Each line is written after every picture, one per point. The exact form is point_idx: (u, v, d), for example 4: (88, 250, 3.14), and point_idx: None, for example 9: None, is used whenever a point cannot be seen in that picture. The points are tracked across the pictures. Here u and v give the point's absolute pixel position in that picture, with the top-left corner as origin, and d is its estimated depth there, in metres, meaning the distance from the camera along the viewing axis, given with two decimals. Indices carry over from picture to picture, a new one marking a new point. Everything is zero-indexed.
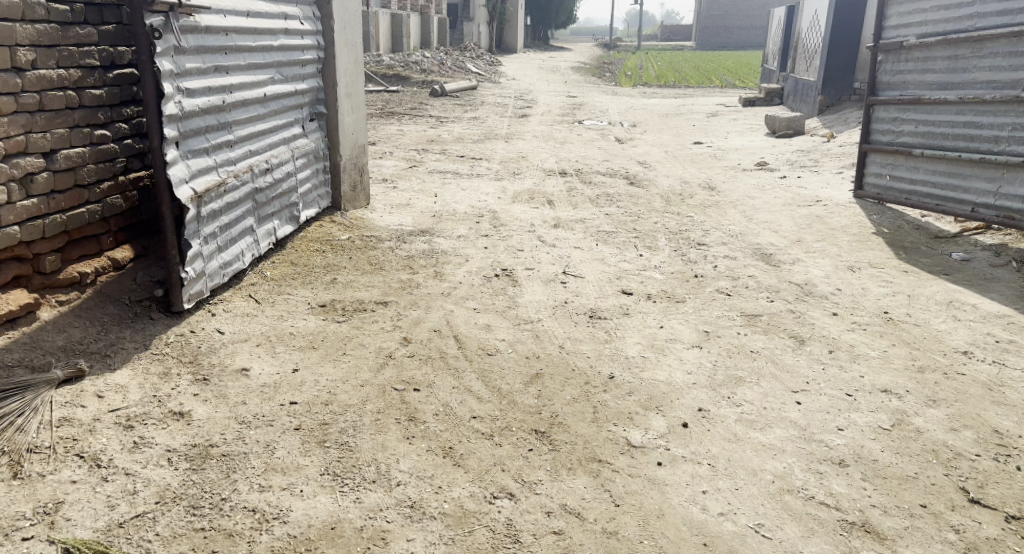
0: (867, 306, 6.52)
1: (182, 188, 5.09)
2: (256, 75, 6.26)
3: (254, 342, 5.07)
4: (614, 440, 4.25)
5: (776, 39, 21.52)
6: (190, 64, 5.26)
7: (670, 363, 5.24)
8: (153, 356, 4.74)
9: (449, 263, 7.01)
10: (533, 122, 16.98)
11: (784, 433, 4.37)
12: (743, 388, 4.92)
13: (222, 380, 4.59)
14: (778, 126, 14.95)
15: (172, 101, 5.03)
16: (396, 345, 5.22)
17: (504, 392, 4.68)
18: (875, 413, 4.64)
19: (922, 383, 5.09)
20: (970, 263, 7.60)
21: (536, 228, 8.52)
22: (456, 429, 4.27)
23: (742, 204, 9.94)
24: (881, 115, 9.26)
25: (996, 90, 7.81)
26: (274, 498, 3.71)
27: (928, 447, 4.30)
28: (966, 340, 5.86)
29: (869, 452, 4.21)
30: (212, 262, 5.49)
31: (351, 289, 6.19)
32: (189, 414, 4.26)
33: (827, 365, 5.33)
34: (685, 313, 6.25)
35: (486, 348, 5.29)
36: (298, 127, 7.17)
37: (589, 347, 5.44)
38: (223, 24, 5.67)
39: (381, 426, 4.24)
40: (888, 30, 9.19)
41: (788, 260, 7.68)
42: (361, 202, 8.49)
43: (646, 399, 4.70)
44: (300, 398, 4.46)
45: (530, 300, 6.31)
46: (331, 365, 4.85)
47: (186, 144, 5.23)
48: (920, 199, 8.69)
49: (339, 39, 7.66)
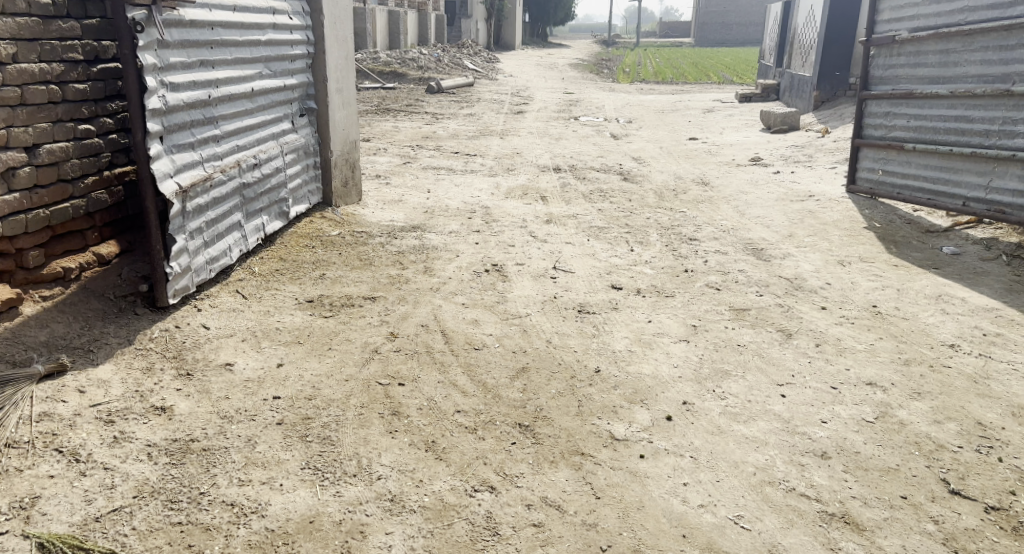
0: (855, 300, 6.53)
1: (167, 183, 5.10)
2: (243, 70, 6.27)
3: (240, 337, 5.08)
4: (597, 433, 4.26)
5: (772, 35, 21.53)
6: (174, 58, 5.27)
7: (656, 357, 5.26)
8: (137, 352, 4.75)
9: (439, 259, 7.03)
10: (528, 118, 17.00)
11: (767, 426, 4.38)
12: (729, 381, 4.93)
13: (206, 375, 4.60)
14: (773, 121, 14.97)
15: (155, 95, 5.04)
16: (383, 340, 5.23)
17: (488, 386, 4.69)
18: (859, 405, 4.66)
19: (907, 376, 5.10)
20: (959, 256, 7.61)
21: (528, 223, 8.53)
22: (439, 423, 4.28)
23: (734, 199, 9.94)
24: (873, 109, 9.26)
25: (986, 84, 7.82)
26: (253, 492, 3.72)
27: (911, 439, 4.31)
28: (953, 333, 5.88)
29: (852, 444, 4.22)
30: (197, 258, 5.51)
31: (339, 284, 6.20)
32: (171, 408, 4.27)
33: (813, 358, 5.34)
34: (674, 307, 6.26)
35: (473, 343, 5.30)
36: (288, 122, 7.18)
37: (577, 342, 5.45)
38: (209, 18, 5.68)
39: (364, 421, 4.25)
40: (880, 25, 9.19)
41: (779, 255, 7.69)
42: (352, 199, 8.50)
43: (631, 392, 4.72)
44: (284, 393, 4.47)
45: (519, 295, 6.31)
46: (316, 360, 4.86)
47: (170, 139, 5.25)
48: (911, 194, 8.70)
49: (329, 35, 7.66)
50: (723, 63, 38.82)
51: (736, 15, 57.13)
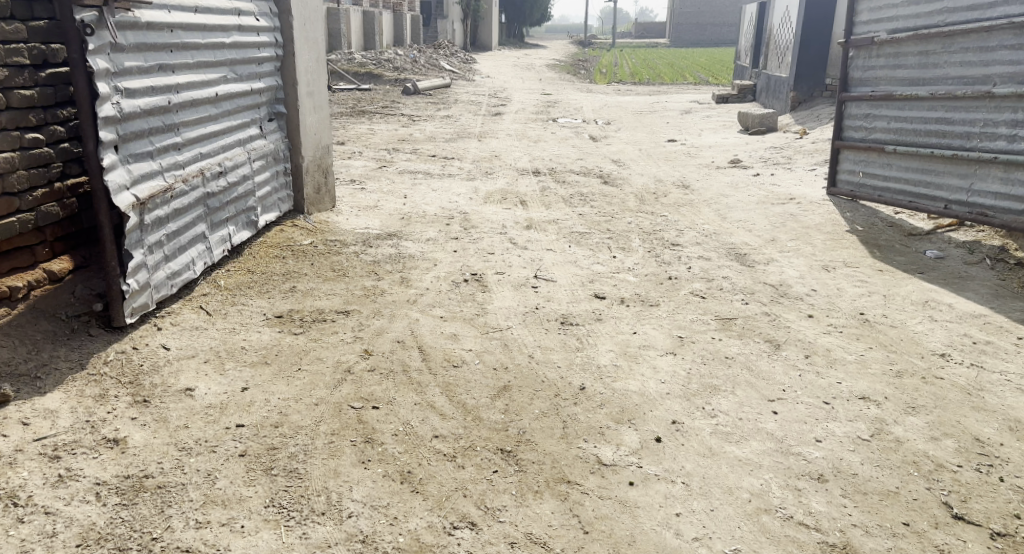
0: (842, 308, 6.36)
1: (122, 195, 4.84)
2: (206, 73, 6.00)
3: (202, 358, 4.82)
4: (583, 458, 4.05)
5: (747, 35, 21.47)
6: (130, 62, 5.00)
7: (643, 372, 5.05)
8: (89, 378, 4.48)
9: (416, 269, 6.79)
10: (506, 120, 16.77)
11: (760, 447, 4.19)
12: (719, 397, 4.74)
13: (164, 401, 4.34)
14: (751, 122, 14.85)
15: (108, 102, 4.77)
16: (357, 358, 4.99)
17: (468, 408, 4.47)
18: (853, 422, 4.48)
19: (900, 389, 4.93)
20: (944, 260, 7.48)
21: (507, 230, 8.31)
22: (416, 450, 4.05)
23: (716, 202, 9.78)
24: (853, 111, 9.13)
25: (966, 86, 7.70)
26: (211, 535, 3.47)
27: (908, 458, 4.13)
28: (943, 342, 5.72)
29: (849, 465, 4.04)
30: (157, 273, 5.25)
31: (311, 297, 5.95)
32: (124, 440, 4.01)
33: (803, 371, 5.16)
34: (659, 317, 6.07)
35: (451, 360, 5.06)
36: (256, 127, 6.92)
37: (560, 356, 5.24)
38: (167, 20, 5.41)
39: (335, 450, 4.01)
40: (859, 26, 9.06)
41: (762, 260, 7.52)
42: (326, 205, 8.23)
43: (618, 411, 4.52)
44: (248, 420, 4.22)
45: (499, 306, 6.09)
46: (284, 383, 4.60)
47: (126, 148, 4.98)
48: (892, 197, 8.58)
49: (298, 36, 7.40)
50: (699, 64, 38.86)
51: (711, 15, 57.31)
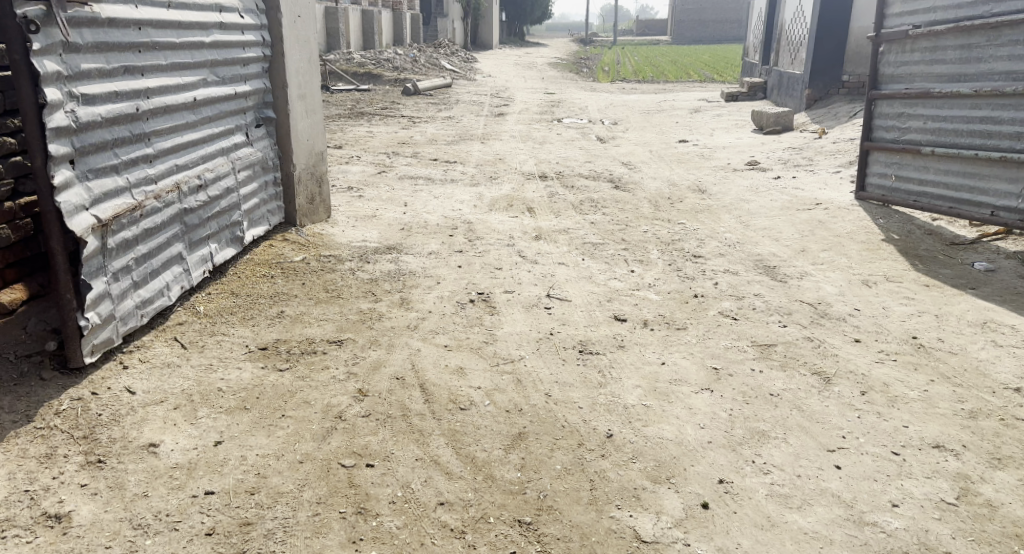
0: (891, 331, 5.68)
1: (80, 216, 4.19)
2: (183, 76, 5.34)
3: (171, 404, 4.18)
4: (618, 533, 3.47)
5: (756, 30, 20.76)
6: (89, 64, 4.33)
7: (677, 415, 4.36)
8: (36, 434, 3.86)
9: (417, 287, 6.12)
10: (510, 121, 16.07)
11: (826, 514, 3.59)
12: (769, 447, 4.06)
13: (122, 461, 3.75)
14: (766, 122, 14.13)
15: (61, 110, 4.12)
16: (350, 401, 4.31)
17: (479, 464, 3.84)
18: (932, 479, 3.82)
19: (978, 435, 4.24)
20: (996, 273, 6.81)
21: (514, 241, 7.63)
22: (418, 525, 3.46)
23: (737, 208, 9.11)
24: (885, 110, 8.42)
25: (1015, 81, 7.02)
26: None
27: (1008, 530, 3.51)
28: (1013, 373, 5.04)
29: (938, 541, 3.45)
30: (124, 302, 4.59)
31: (300, 324, 5.27)
32: (69, 517, 3.43)
33: (862, 411, 4.47)
34: (688, 343, 5.39)
35: (458, 401, 4.38)
36: (241, 134, 6.25)
37: (581, 394, 4.55)
38: (135, 15, 4.74)
39: (321, 525, 3.43)
40: (890, 18, 8.32)
41: (795, 274, 6.85)
42: (321, 216, 7.54)
43: (653, 467, 3.87)
44: (219, 486, 3.62)
45: (508, 332, 5.41)
46: (263, 435, 3.97)
47: (85, 162, 4.31)
48: (929, 202, 7.88)
49: (288, 33, 6.73)
50: (704, 61, 38.18)
51: (715, 10, 56.64)
